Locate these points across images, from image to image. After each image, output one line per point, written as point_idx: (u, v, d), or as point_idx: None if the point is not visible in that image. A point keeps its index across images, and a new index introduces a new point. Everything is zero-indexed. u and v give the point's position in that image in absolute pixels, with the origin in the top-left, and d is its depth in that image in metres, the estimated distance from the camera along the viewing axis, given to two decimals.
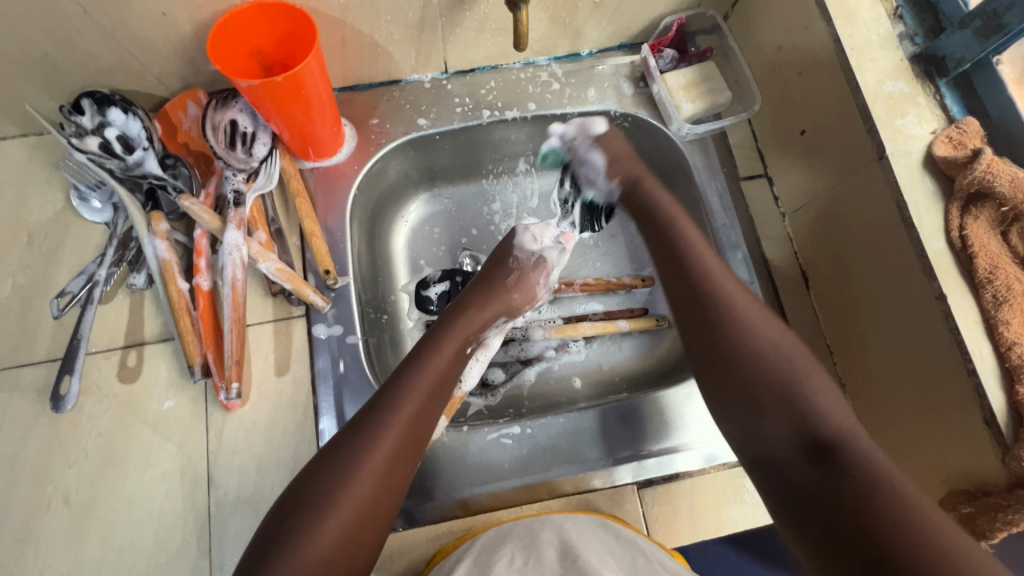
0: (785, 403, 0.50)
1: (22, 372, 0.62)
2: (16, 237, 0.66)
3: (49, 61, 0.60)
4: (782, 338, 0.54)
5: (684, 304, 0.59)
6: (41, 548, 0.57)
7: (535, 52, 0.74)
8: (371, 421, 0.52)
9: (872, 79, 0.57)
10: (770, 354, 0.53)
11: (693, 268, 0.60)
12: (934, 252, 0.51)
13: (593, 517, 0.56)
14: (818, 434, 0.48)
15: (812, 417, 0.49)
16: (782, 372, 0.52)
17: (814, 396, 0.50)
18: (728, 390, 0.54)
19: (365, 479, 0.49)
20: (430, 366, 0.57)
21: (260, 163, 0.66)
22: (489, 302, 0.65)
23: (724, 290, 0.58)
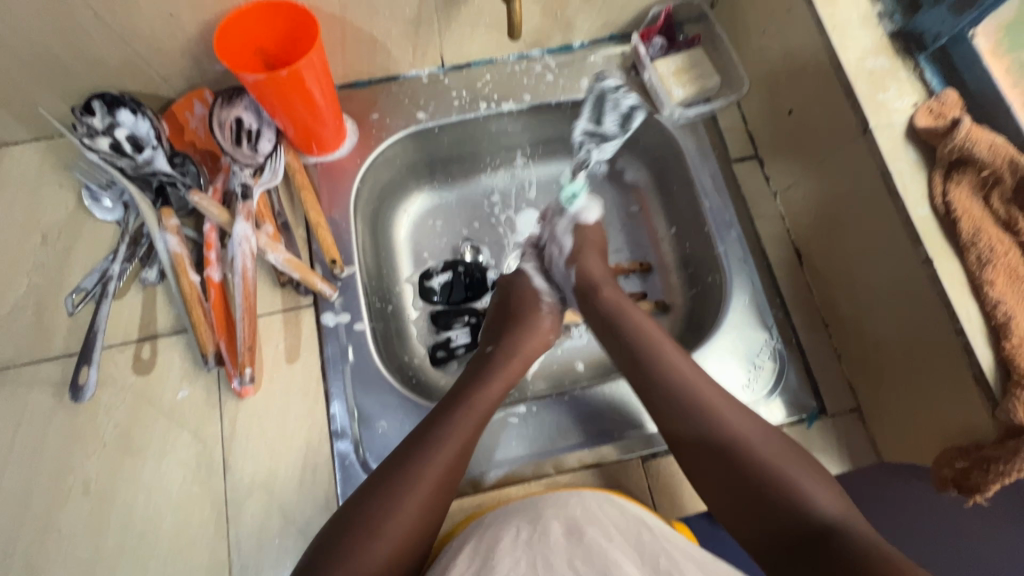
0: (774, 489, 0.49)
1: (39, 367, 0.63)
2: (30, 237, 0.68)
3: (59, 63, 0.62)
4: (745, 420, 0.55)
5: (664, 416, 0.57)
6: (63, 536, 0.58)
7: (528, 44, 0.76)
8: (418, 455, 0.54)
9: (853, 56, 0.59)
10: (745, 442, 0.53)
11: (634, 333, 0.62)
12: (919, 218, 0.53)
13: (598, 493, 0.56)
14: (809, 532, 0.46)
15: (800, 500, 0.48)
16: (768, 467, 0.51)
17: (804, 489, 0.49)
18: (721, 481, 0.52)
19: (407, 529, 0.50)
20: (472, 405, 0.59)
21: (265, 158, 0.68)
22: (522, 346, 0.67)
23: (705, 399, 0.56)
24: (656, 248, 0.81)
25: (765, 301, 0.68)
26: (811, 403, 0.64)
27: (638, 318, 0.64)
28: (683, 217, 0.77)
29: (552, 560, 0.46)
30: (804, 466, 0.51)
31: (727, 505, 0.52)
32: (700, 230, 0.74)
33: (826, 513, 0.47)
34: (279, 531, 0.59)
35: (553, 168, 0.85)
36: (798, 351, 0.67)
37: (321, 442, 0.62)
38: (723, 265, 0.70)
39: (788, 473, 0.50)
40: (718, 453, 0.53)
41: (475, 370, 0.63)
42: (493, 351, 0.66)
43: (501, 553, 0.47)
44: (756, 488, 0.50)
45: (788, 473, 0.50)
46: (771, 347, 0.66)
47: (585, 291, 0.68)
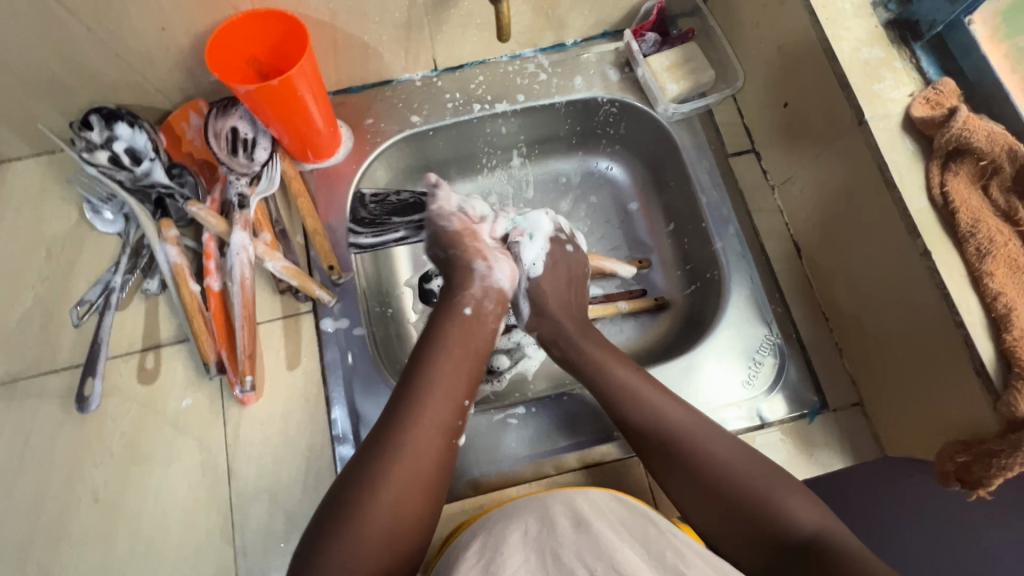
0: (773, 520, 0.49)
1: (47, 379, 0.65)
2: (35, 251, 0.70)
3: (56, 79, 0.63)
4: (737, 450, 0.53)
5: (646, 446, 0.56)
6: (73, 544, 0.59)
7: (520, 44, 0.76)
8: (412, 391, 0.54)
9: (848, 47, 0.58)
10: (728, 464, 0.52)
11: (593, 364, 0.61)
12: (916, 210, 0.53)
13: (606, 492, 0.56)
14: (794, 548, 0.48)
15: (790, 526, 0.48)
16: (756, 488, 0.51)
17: (789, 505, 0.49)
18: (715, 513, 0.51)
19: (414, 485, 0.50)
20: (451, 336, 0.59)
21: (261, 166, 0.68)
22: (460, 278, 0.64)
23: (682, 431, 0.54)
24: (654, 245, 0.80)
25: (764, 296, 0.68)
26: (813, 398, 0.64)
27: (597, 352, 0.61)
28: (681, 213, 0.76)
29: (562, 555, 0.46)
30: (788, 488, 0.51)
31: (729, 541, 0.51)
32: (698, 226, 0.74)
33: (806, 528, 0.48)
34: (283, 534, 0.60)
35: (550, 167, 0.85)
36: (798, 345, 0.67)
37: (323, 446, 0.63)
38: (720, 261, 0.70)
39: (773, 500, 0.50)
40: (716, 497, 0.52)
41: (437, 314, 0.61)
42: (445, 292, 0.64)
43: (510, 548, 0.48)
44: (757, 518, 0.50)
45: (773, 500, 0.50)
46: (770, 342, 0.66)
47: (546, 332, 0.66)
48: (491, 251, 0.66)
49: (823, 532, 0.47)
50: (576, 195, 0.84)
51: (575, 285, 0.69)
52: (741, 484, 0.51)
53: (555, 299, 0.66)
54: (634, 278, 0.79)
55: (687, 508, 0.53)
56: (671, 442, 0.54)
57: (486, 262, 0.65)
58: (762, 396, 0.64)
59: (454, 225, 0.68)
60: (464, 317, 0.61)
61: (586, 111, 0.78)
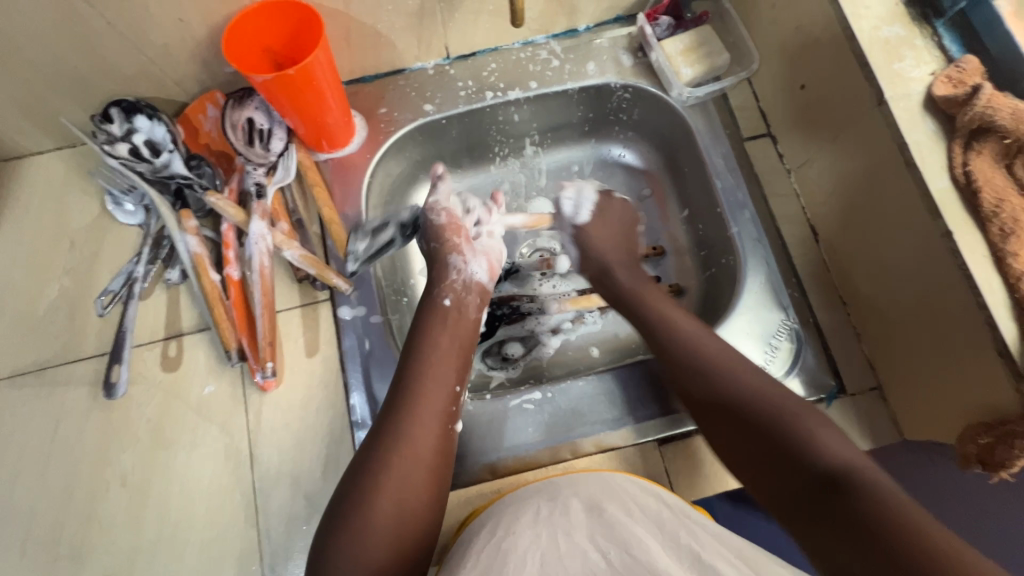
0: (804, 448, 0.46)
1: (74, 367, 0.66)
2: (60, 243, 0.71)
3: (76, 73, 0.64)
4: (767, 382, 0.53)
5: (680, 373, 0.58)
6: (104, 526, 0.61)
7: (532, 30, 0.75)
8: (406, 372, 0.56)
9: (867, 25, 0.57)
10: (756, 397, 0.51)
11: (637, 301, 0.65)
12: (938, 190, 0.52)
13: (638, 483, 0.55)
14: (818, 480, 0.44)
15: (816, 457, 0.45)
16: (791, 421, 0.48)
17: (817, 437, 0.46)
18: (748, 449, 0.50)
19: (418, 470, 0.50)
20: (435, 321, 0.60)
21: (277, 156, 0.69)
22: (439, 271, 0.64)
23: (711, 357, 0.56)
24: (668, 231, 0.80)
25: (781, 280, 0.67)
26: (831, 382, 0.64)
27: (648, 293, 0.66)
28: (695, 199, 0.76)
29: (574, 536, 0.46)
30: (826, 426, 0.48)
31: (764, 483, 0.48)
32: (713, 211, 0.73)
33: (834, 460, 0.44)
34: (306, 516, 0.61)
35: (563, 155, 0.84)
36: (816, 330, 0.66)
37: (343, 431, 0.64)
38: (737, 246, 0.69)
39: (805, 432, 0.47)
40: (748, 426, 0.50)
41: (420, 310, 0.62)
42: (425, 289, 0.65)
43: (523, 528, 0.48)
44: (788, 452, 0.47)
45: (804, 431, 0.47)
46: (787, 327, 0.65)
47: (604, 282, 0.69)
48: (473, 248, 0.66)
49: (857, 465, 0.44)
50: (590, 183, 0.84)
51: (577, 242, 0.70)
52: (772, 413, 0.50)
53: (606, 245, 0.70)
54: (648, 266, 0.79)
55: (723, 444, 0.53)
56: (704, 368, 0.56)
57: (462, 256, 0.65)
58: (779, 380, 0.64)
59: (441, 218, 0.67)
60: (442, 309, 0.61)
61: (599, 97, 0.78)
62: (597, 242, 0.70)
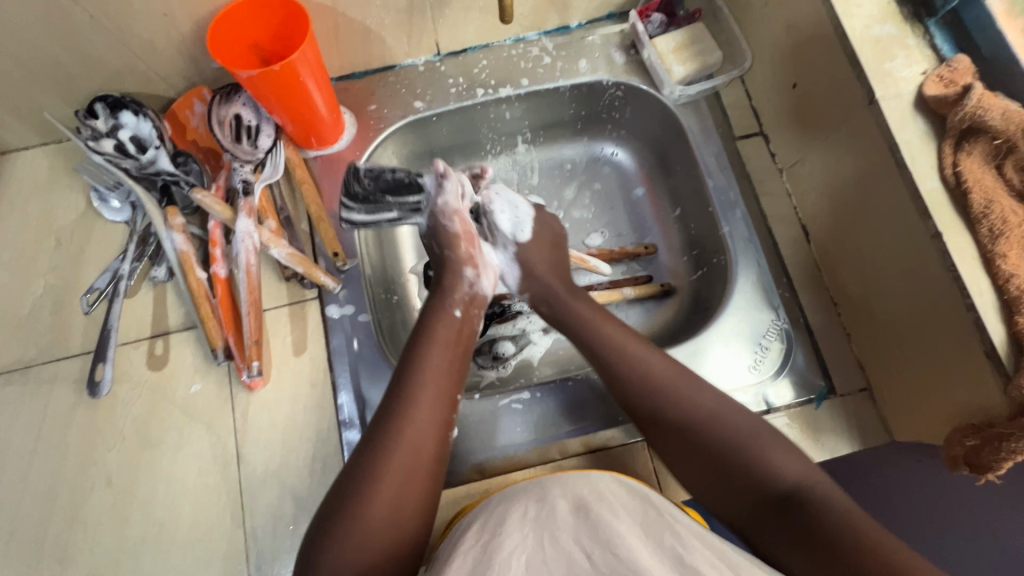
0: (758, 468, 0.49)
1: (59, 365, 0.66)
2: (45, 240, 0.70)
3: (60, 68, 0.63)
4: (723, 405, 0.53)
5: (630, 400, 0.57)
6: (88, 525, 0.61)
7: (524, 27, 0.75)
8: (406, 374, 0.55)
9: (859, 24, 0.57)
10: (714, 421, 0.52)
11: (584, 329, 0.62)
12: (928, 191, 0.51)
13: (612, 477, 0.55)
14: (776, 501, 0.48)
15: (771, 478, 0.48)
16: (746, 444, 0.50)
17: (769, 455, 0.49)
18: (706, 471, 0.52)
19: (416, 479, 0.50)
20: (438, 325, 0.59)
21: (265, 153, 0.68)
22: (449, 281, 0.63)
23: (666, 385, 0.55)
24: (660, 230, 0.79)
25: (772, 281, 0.67)
26: (820, 383, 0.64)
27: (582, 314, 0.63)
28: (687, 198, 0.76)
29: (560, 538, 0.46)
30: (776, 440, 0.51)
31: (727, 504, 0.51)
32: (705, 211, 0.73)
33: (785, 478, 0.48)
34: (293, 517, 0.61)
35: (555, 154, 0.84)
36: (806, 331, 0.66)
37: (330, 431, 0.63)
38: (727, 246, 0.69)
39: (757, 453, 0.50)
40: (707, 452, 0.52)
41: (424, 315, 0.61)
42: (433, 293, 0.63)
43: (509, 529, 0.48)
44: (744, 472, 0.50)
45: (756, 451, 0.50)
46: (777, 327, 0.65)
47: (557, 315, 0.65)
48: (484, 261, 0.66)
49: (806, 482, 0.47)
50: (582, 182, 0.84)
51: (560, 249, 0.70)
52: (728, 440, 0.51)
53: (542, 264, 0.68)
54: (640, 265, 0.78)
55: (682, 471, 0.53)
56: (658, 397, 0.55)
57: (474, 268, 0.65)
58: (769, 381, 0.63)
59: (455, 226, 0.65)
60: (450, 317, 0.61)
61: (591, 95, 0.77)
62: (539, 271, 0.67)
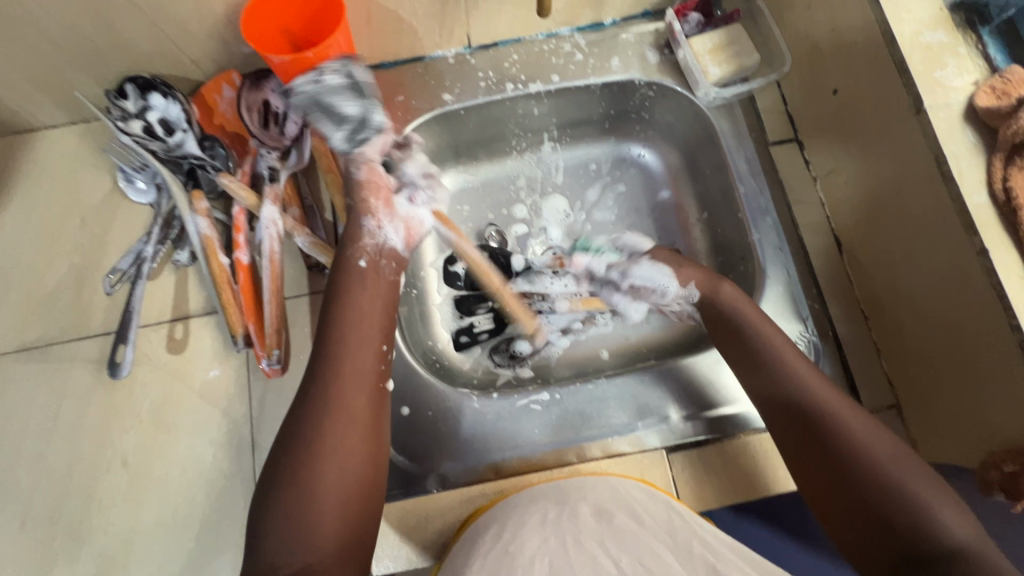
0: (905, 515, 0.45)
1: (80, 344, 0.66)
2: (70, 219, 0.70)
3: (93, 47, 0.63)
4: (894, 447, 0.49)
5: (786, 417, 0.53)
6: (103, 505, 0.61)
7: (557, 22, 0.73)
8: (333, 345, 0.54)
9: (908, 30, 0.55)
10: (879, 461, 0.48)
11: (745, 344, 0.58)
12: (975, 206, 0.50)
13: (629, 479, 0.53)
14: (933, 556, 0.43)
15: (930, 535, 0.44)
16: (916, 491, 0.46)
17: (939, 514, 0.44)
18: (858, 511, 0.47)
19: (352, 432, 0.50)
20: (357, 288, 0.58)
21: (292, 141, 0.68)
22: (358, 231, 0.62)
23: (842, 413, 0.51)
24: (687, 235, 0.78)
25: (801, 292, 0.66)
26: (848, 398, 0.62)
27: (750, 318, 0.59)
28: (716, 204, 0.74)
29: (583, 541, 0.48)
30: (945, 497, 0.46)
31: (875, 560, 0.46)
32: (735, 217, 0.71)
33: (956, 539, 0.43)
34: None
35: (580, 153, 0.82)
36: (835, 344, 0.65)
37: None
38: (757, 254, 0.67)
39: (925, 506, 0.45)
40: (877, 492, 0.47)
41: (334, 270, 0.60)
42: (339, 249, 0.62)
43: (529, 531, 0.49)
44: (893, 519, 0.45)
45: (925, 504, 0.45)
46: (806, 339, 0.63)
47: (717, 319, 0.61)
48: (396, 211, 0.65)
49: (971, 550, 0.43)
50: (606, 183, 0.82)
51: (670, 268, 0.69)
52: (894, 481, 0.47)
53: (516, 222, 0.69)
54: None
55: (826, 507, 0.50)
56: (829, 422, 0.51)
57: (375, 220, 0.63)
58: None
59: (361, 173, 0.64)
60: (359, 270, 0.60)
61: (623, 93, 0.76)
62: (713, 289, 0.63)
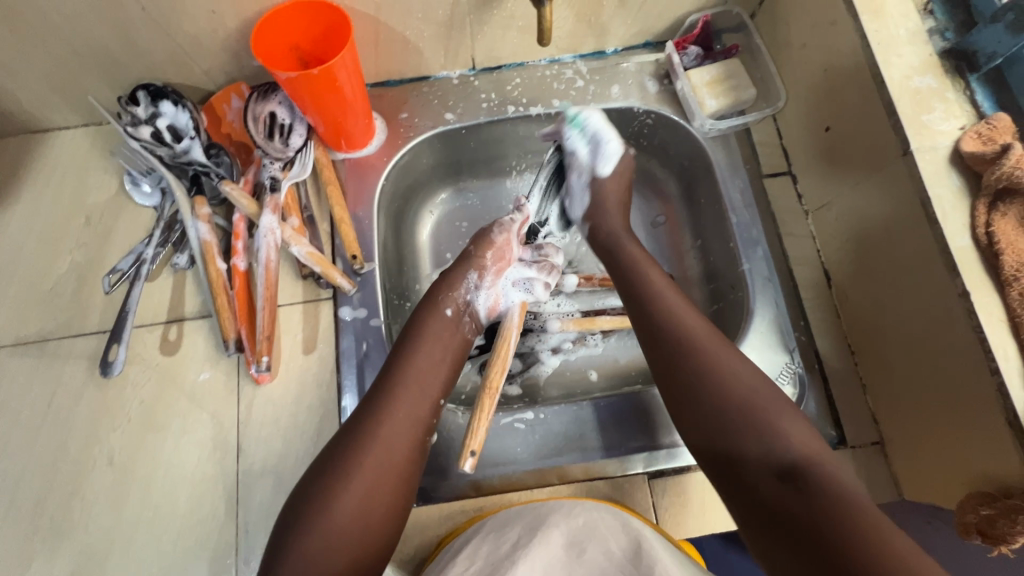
0: (752, 435, 0.46)
1: (75, 341, 0.67)
2: (75, 218, 0.72)
3: (109, 55, 0.65)
4: (752, 373, 0.51)
5: (656, 345, 0.55)
6: (86, 503, 0.62)
7: (559, 49, 0.75)
8: (392, 382, 0.56)
9: (897, 74, 0.56)
10: (740, 382, 0.50)
11: (636, 285, 0.60)
12: (958, 248, 0.50)
13: (612, 510, 0.54)
14: (776, 471, 0.44)
15: (774, 450, 0.45)
16: (761, 408, 0.48)
17: (780, 430, 0.46)
18: (715, 434, 0.49)
19: (391, 468, 0.50)
20: (426, 334, 0.60)
21: (295, 152, 0.70)
22: (454, 279, 0.65)
23: (703, 342, 0.53)
24: (679, 261, 0.79)
25: (789, 323, 0.66)
26: (830, 432, 0.62)
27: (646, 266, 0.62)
28: (709, 232, 0.75)
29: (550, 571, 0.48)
30: (791, 416, 0.48)
31: (724, 481, 0.47)
32: (726, 246, 0.72)
33: (796, 451, 0.45)
34: None
35: None
36: (820, 377, 0.65)
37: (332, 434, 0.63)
38: (746, 283, 0.68)
39: (769, 420, 0.47)
40: (732, 412, 0.48)
41: (418, 312, 0.63)
42: (429, 292, 0.65)
43: (501, 556, 0.49)
44: (744, 436, 0.47)
45: (768, 419, 0.47)
46: (792, 371, 0.64)
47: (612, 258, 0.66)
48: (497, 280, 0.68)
49: (813, 463, 0.44)
50: None
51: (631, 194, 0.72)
52: (749, 403, 0.48)
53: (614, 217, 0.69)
54: None
55: (686, 432, 0.51)
56: (682, 345, 0.53)
57: (479, 275, 0.66)
58: None
59: (499, 235, 0.69)
60: (442, 318, 0.62)
61: (621, 121, 0.78)
62: (625, 243, 0.66)
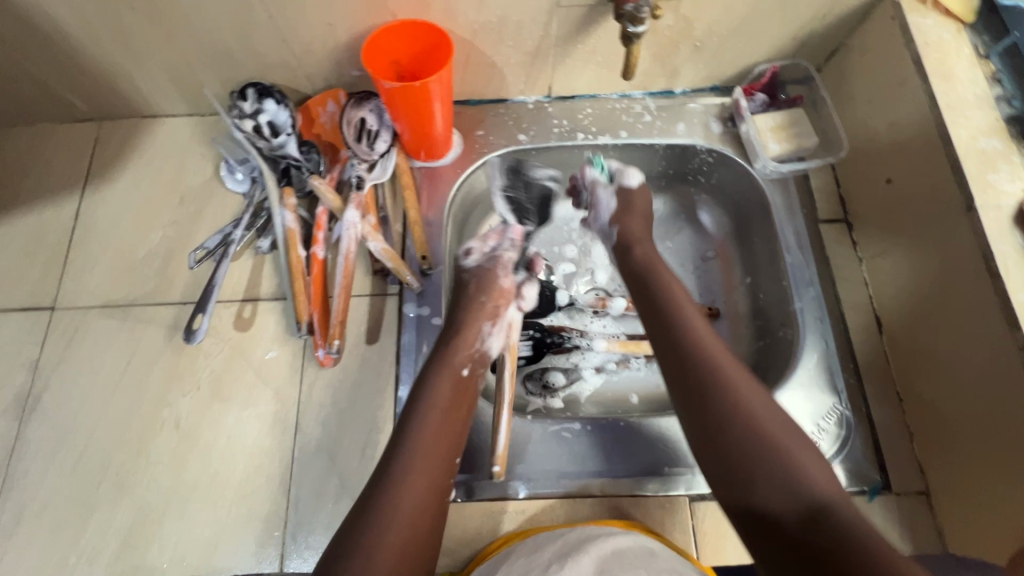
0: (774, 474, 0.46)
1: (158, 309, 0.72)
2: (170, 197, 0.78)
3: (228, 54, 0.72)
4: (782, 418, 0.49)
5: (680, 370, 0.54)
6: (150, 461, 0.65)
7: (632, 85, 0.80)
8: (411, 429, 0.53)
9: (965, 135, 0.59)
10: (761, 418, 0.49)
11: (665, 309, 0.59)
12: (1020, 304, 0.52)
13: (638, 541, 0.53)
14: (802, 512, 0.43)
15: (801, 490, 0.44)
16: (787, 450, 0.47)
17: (805, 472, 0.45)
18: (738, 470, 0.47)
19: (418, 525, 0.47)
20: (439, 389, 0.56)
21: (380, 156, 0.74)
22: (467, 335, 0.62)
23: (729, 373, 0.52)
24: (728, 295, 0.81)
25: (838, 364, 0.67)
26: (875, 476, 0.63)
27: (678, 293, 0.61)
28: (761, 270, 0.77)
29: None
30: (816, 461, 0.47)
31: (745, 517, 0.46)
32: (778, 283, 0.74)
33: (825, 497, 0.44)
34: (335, 496, 0.63)
35: None
36: (867, 421, 0.65)
37: (386, 422, 0.66)
38: (797, 321, 0.70)
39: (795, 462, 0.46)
40: (760, 448, 0.47)
41: (429, 372, 0.58)
42: (439, 352, 0.61)
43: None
44: (771, 474, 0.46)
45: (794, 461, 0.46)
46: (838, 411, 0.65)
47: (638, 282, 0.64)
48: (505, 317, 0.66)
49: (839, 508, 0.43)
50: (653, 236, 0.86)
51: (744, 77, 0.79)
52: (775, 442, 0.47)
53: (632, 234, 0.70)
54: None
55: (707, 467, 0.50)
56: (710, 373, 0.52)
57: (492, 322, 0.64)
58: None
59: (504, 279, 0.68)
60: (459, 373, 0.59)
61: (683, 156, 0.81)
62: (662, 274, 0.63)
